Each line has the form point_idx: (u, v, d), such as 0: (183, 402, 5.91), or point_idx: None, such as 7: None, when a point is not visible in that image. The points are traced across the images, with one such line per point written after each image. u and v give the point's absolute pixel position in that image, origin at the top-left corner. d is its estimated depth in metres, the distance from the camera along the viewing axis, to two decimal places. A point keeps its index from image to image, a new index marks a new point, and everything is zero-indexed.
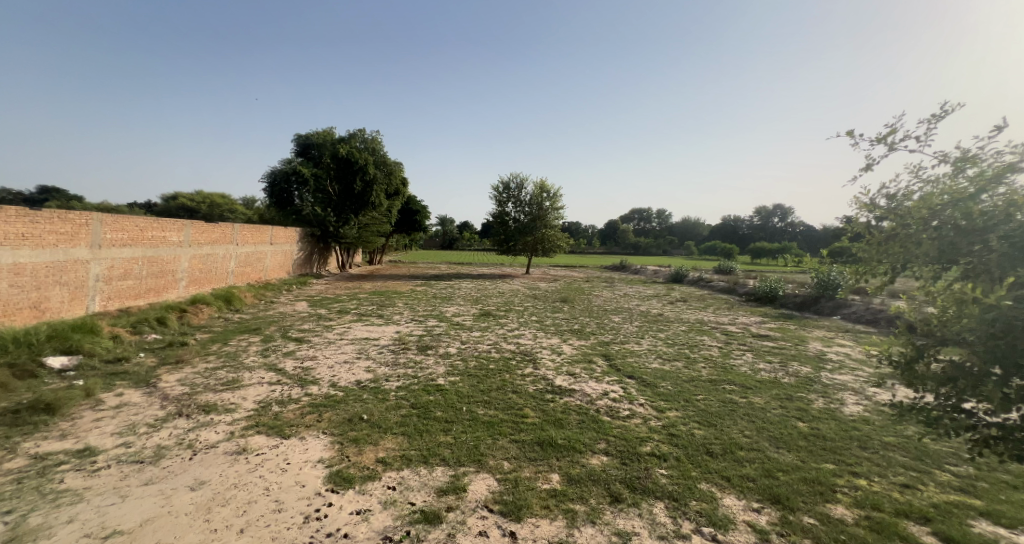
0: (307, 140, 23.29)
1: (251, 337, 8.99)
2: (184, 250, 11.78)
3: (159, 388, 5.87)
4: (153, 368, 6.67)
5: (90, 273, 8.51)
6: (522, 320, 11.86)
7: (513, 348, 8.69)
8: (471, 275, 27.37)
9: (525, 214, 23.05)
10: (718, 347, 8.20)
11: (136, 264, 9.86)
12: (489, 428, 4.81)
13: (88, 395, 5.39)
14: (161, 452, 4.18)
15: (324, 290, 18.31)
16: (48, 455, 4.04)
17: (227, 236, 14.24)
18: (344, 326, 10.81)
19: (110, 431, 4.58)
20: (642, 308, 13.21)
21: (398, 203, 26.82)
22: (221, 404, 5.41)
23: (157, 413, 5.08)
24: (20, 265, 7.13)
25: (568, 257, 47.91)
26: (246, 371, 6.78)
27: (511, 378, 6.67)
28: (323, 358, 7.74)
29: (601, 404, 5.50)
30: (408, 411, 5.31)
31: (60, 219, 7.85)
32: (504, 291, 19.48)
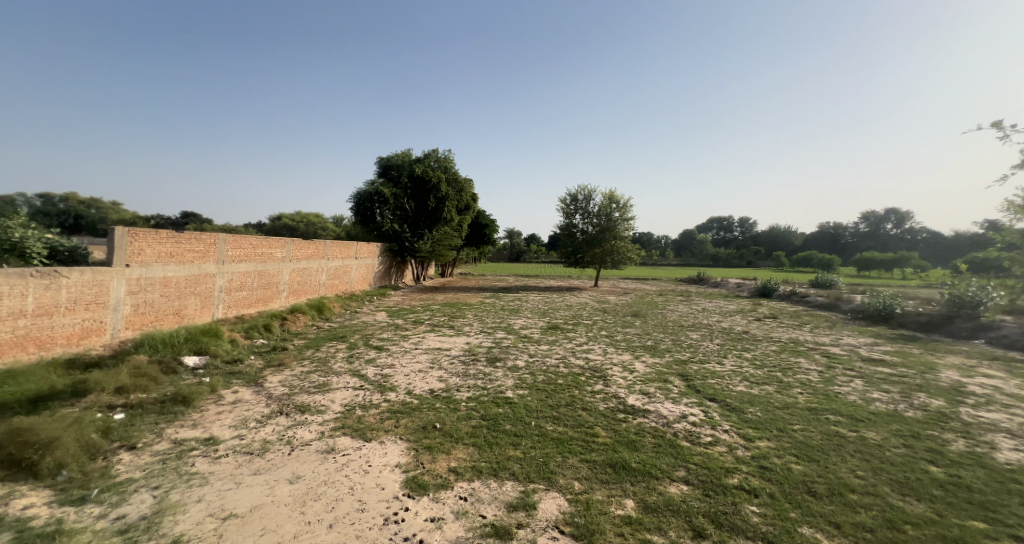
0: (388, 162, 25.24)
1: (339, 344, 9.80)
2: (287, 264, 13.25)
3: (265, 387, 6.61)
4: (261, 369, 7.53)
5: (216, 285, 9.91)
6: (591, 335, 11.61)
7: (582, 363, 8.51)
8: (540, 288, 27.41)
9: (593, 225, 22.71)
10: (819, 371, 7.31)
11: (250, 277, 11.29)
12: (558, 445, 4.72)
13: (212, 391, 6.23)
14: (267, 446, 4.67)
15: (402, 301, 19.44)
16: (184, 441, 4.71)
17: (320, 252, 15.76)
18: (419, 336, 11.37)
19: (228, 424, 5.23)
20: (724, 325, 12.22)
21: (469, 218, 27.90)
22: (314, 405, 5.93)
23: (263, 410, 5.71)
24: (168, 278, 8.51)
25: (640, 269, 46.09)
26: (334, 376, 7.38)
27: (580, 394, 6.51)
28: (400, 366, 8.19)
29: (680, 428, 5.15)
30: (478, 422, 5.41)
31: (197, 239, 9.26)
32: (573, 304, 19.22)
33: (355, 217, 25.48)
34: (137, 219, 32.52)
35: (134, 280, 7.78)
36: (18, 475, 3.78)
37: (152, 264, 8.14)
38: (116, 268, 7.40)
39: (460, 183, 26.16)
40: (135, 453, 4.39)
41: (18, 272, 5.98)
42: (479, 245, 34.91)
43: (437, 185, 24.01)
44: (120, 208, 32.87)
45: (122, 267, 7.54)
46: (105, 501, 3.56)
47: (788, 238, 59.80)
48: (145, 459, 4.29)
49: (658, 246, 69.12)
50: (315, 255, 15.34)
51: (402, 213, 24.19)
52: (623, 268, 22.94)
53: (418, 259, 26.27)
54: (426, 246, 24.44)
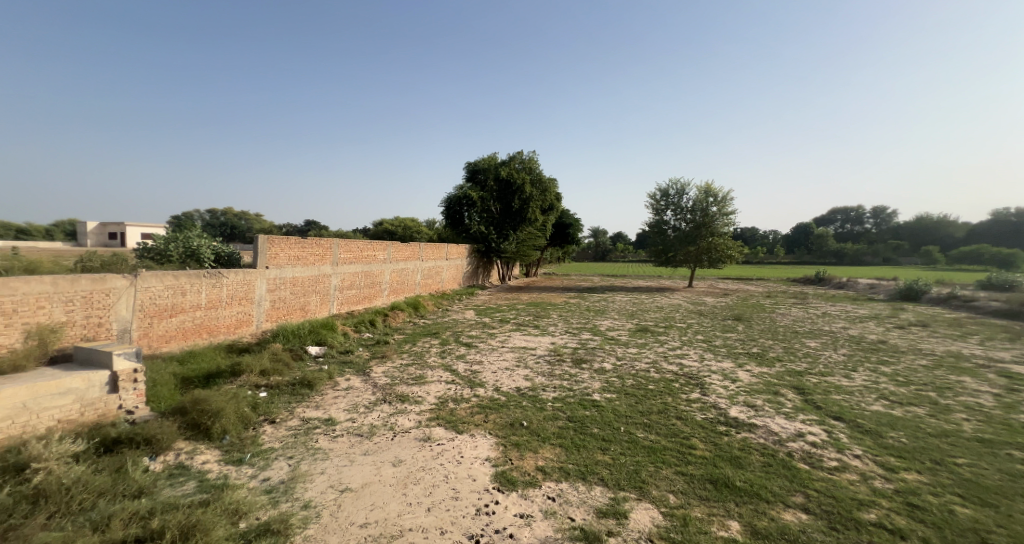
0: (475, 166, 26.28)
1: (433, 340, 10.44)
2: (388, 265, 14.47)
3: (370, 377, 7.27)
4: (368, 360, 8.33)
5: (331, 284, 11.18)
6: (684, 339, 10.85)
7: (675, 369, 7.98)
8: (630, 289, 26.33)
9: (687, 221, 21.19)
10: (989, 394, 5.95)
11: (358, 277, 12.54)
12: (650, 454, 4.48)
13: (329, 377, 7.03)
14: (374, 430, 5.14)
15: (489, 300, 20.06)
16: (309, 419, 5.39)
17: (416, 253, 16.93)
18: (505, 334, 11.63)
19: (342, 407, 5.86)
20: (850, 333, 10.55)
21: (552, 218, 27.89)
22: (412, 395, 6.38)
23: (370, 397, 6.30)
24: (296, 279, 9.81)
25: (742, 268, 41.89)
26: (429, 370, 7.86)
27: (674, 402, 6.10)
28: (487, 363, 8.47)
29: (795, 447, 4.58)
30: (565, 423, 5.35)
31: (317, 244, 10.54)
32: (664, 306, 18.15)
33: (446, 220, 26.94)
34: (270, 228, 37.96)
35: (271, 279, 9.10)
36: (196, 436, 4.66)
37: (284, 266, 9.45)
38: (259, 270, 8.74)
39: (545, 183, 26.23)
40: (274, 426, 5.13)
41: (193, 273, 7.35)
42: (563, 244, 34.64)
43: (522, 187, 24.36)
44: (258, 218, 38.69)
45: (263, 269, 8.88)
46: (254, 465, 4.23)
47: (941, 231, 49.71)
48: (282, 432, 4.99)
49: (765, 242, 62.16)
50: (411, 257, 16.53)
51: (488, 215, 25.01)
52: (722, 267, 21.08)
53: (503, 259, 26.95)
54: (511, 247, 24.96)
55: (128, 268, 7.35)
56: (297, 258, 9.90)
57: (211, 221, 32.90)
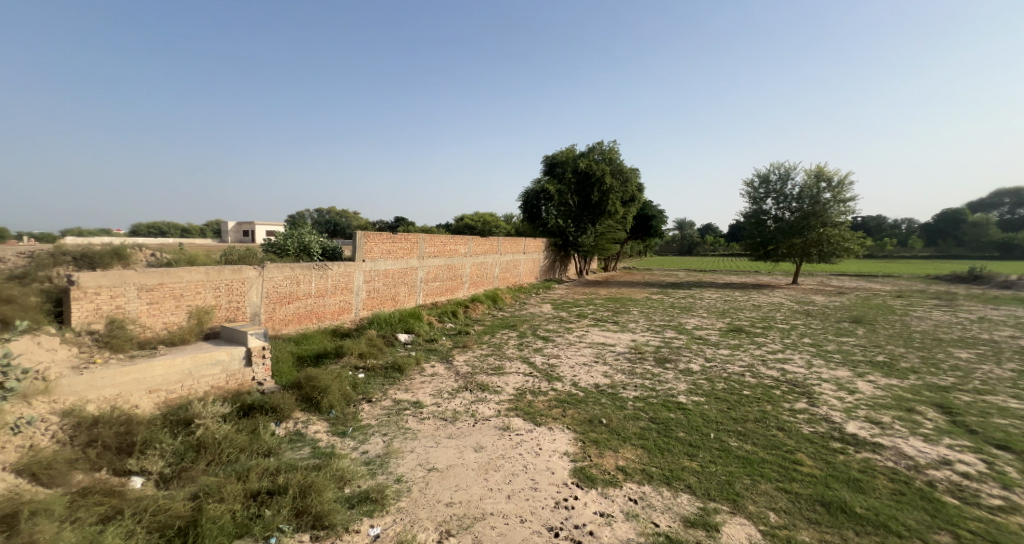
0: (553, 160, 26.08)
1: (511, 332, 10.57)
2: (468, 259, 14.95)
3: (453, 365, 7.57)
4: (450, 349, 8.68)
5: (418, 276, 11.84)
6: (787, 342, 9.71)
7: (775, 374, 7.17)
8: (723, 285, 24.31)
9: (791, 210, 18.92)
10: None
11: (442, 270, 13.13)
12: (746, 465, 4.04)
13: (416, 363, 7.45)
14: (457, 415, 5.32)
15: (566, 294, 19.85)
16: (399, 401, 5.74)
17: (494, 247, 17.30)
18: (583, 329, 11.39)
19: (429, 392, 6.16)
20: (1018, 344, 8.58)
21: (634, 210, 26.72)
22: (492, 385, 6.51)
23: (453, 384, 6.55)
24: (388, 271, 10.55)
25: (860, 263, 36.43)
26: (507, 361, 7.97)
27: (775, 411, 5.46)
28: (564, 357, 8.35)
29: (936, 476, 3.83)
30: (647, 425, 5.05)
31: (405, 238, 11.22)
32: (762, 304, 16.44)
33: (524, 214, 27.18)
34: (366, 224, 41.44)
35: (367, 271, 9.89)
36: (308, 408, 5.22)
37: (378, 259, 10.21)
38: (357, 263, 9.54)
39: (626, 173, 25.16)
40: (370, 405, 5.56)
41: (306, 265, 8.23)
42: (646, 237, 33.04)
43: (601, 178, 23.63)
44: (356, 215, 42.45)
45: (361, 261, 9.69)
46: (355, 438, 4.62)
47: None
48: (377, 411, 5.39)
49: (892, 233, 53.38)
50: (490, 251, 16.92)
51: (566, 208, 24.72)
52: (836, 262, 18.50)
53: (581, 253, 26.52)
54: (590, 240, 24.45)
55: (256, 261, 8.50)
56: (389, 252, 10.64)
57: (317, 219, 36.79)
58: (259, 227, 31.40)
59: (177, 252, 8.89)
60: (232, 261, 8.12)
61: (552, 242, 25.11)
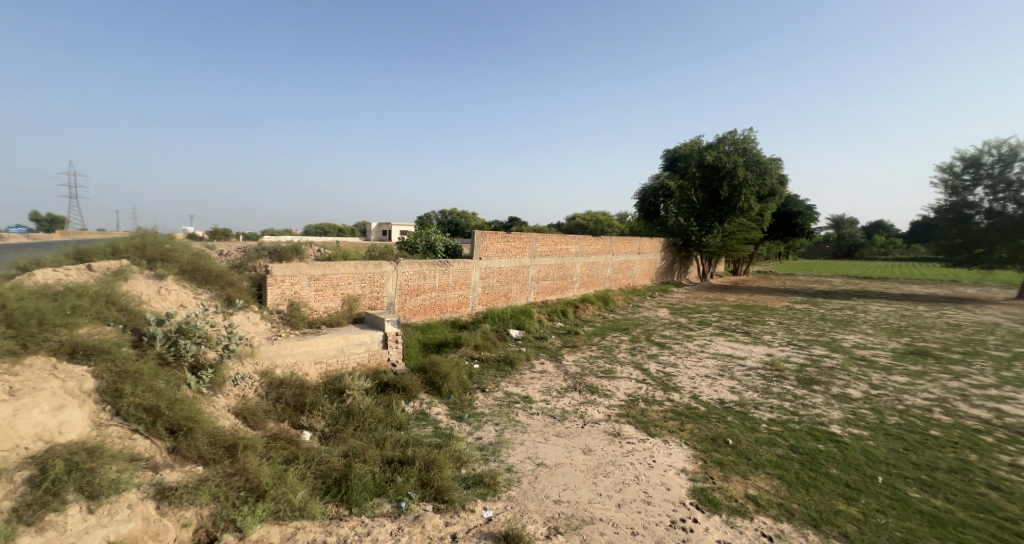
0: (674, 154, 24.62)
1: (622, 336, 10.24)
2: (580, 259, 14.59)
3: (563, 364, 7.77)
4: (560, 347, 8.87)
5: (529, 275, 11.92)
6: (992, 371, 7.62)
7: (985, 414, 5.54)
8: (897, 295, 19.92)
9: (1018, 201, 14.39)
10: None
11: (552, 269, 13.04)
12: (935, 524, 3.39)
13: (528, 359, 7.80)
14: (566, 415, 5.61)
15: (686, 299, 18.35)
16: (511, 394, 6.26)
17: (607, 247, 16.66)
18: (706, 337, 10.44)
19: (538, 388, 6.52)
20: None
21: (774, 206, 23.24)
22: (601, 388, 6.61)
23: (562, 383, 6.80)
24: (502, 269, 10.82)
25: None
26: (618, 365, 7.86)
27: (984, 463, 4.30)
28: (683, 368, 7.77)
29: None
30: (786, 454, 4.55)
31: (519, 237, 11.37)
32: (955, 321, 13.07)
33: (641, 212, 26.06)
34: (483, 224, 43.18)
35: (483, 269, 10.28)
36: (432, 392, 5.93)
37: (493, 257, 10.54)
38: (474, 260, 9.99)
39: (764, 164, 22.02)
40: (483, 395, 6.15)
41: (432, 261, 8.88)
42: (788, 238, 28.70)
43: (732, 170, 21.07)
44: (475, 216, 44.89)
45: (477, 259, 10.15)
46: (470, 425, 5.19)
47: None
48: (489, 401, 5.97)
49: None
50: (602, 251, 16.33)
51: (689, 205, 22.77)
52: None
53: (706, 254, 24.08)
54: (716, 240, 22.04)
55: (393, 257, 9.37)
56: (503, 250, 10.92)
57: (442, 219, 39.87)
58: (394, 227, 35.18)
59: (337, 248, 9.75)
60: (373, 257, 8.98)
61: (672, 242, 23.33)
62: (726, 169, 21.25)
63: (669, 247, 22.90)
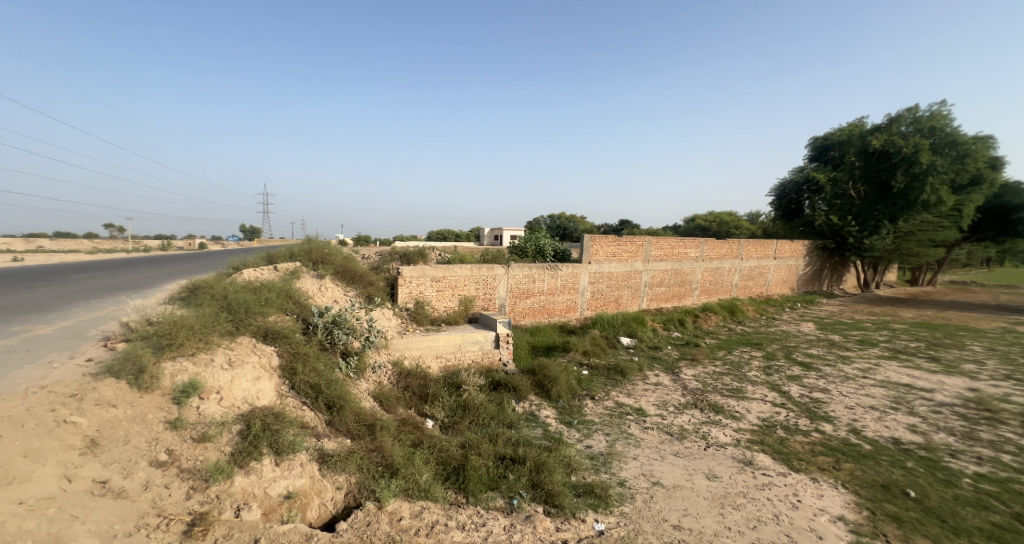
0: (823, 141, 19.66)
1: (755, 352, 11.39)
2: (701, 263, 15.32)
3: (681, 378, 9.36)
4: (677, 359, 10.68)
5: (641, 280, 13.55)
6: None
7: None
8: None
9: None
10: None
11: (668, 274, 14.29)
12: None
13: (641, 371, 9.65)
14: (685, 435, 6.59)
15: (840, 313, 16.26)
16: (621, 405, 7.86)
17: (735, 252, 16.39)
18: (871, 361, 10.43)
19: (654, 401, 8.06)
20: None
21: (982, 196, 16.85)
22: (728, 409, 7.61)
23: (682, 399, 8.12)
24: (611, 274, 12.70)
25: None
26: (748, 385, 8.97)
27: None
28: (835, 394, 8.30)
29: None
30: (1003, 523, 4.44)
31: (630, 242, 13.04)
32: None
33: (777, 211, 21.96)
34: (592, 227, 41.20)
35: (592, 273, 12.26)
36: (540, 394, 8.11)
37: (603, 262, 12.46)
38: (584, 265, 11.98)
39: (965, 143, 16.06)
40: (593, 402, 8.02)
41: (540, 266, 11.09)
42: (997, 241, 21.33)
43: (911, 155, 15.88)
44: (584, 219, 43.69)
45: (586, 263, 12.08)
46: (579, 430, 6.78)
47: None
48: (599, 410, 7.66)
49: None
50: (728, 255, 16.20)
51: (845, 201, 18.04)
52: None
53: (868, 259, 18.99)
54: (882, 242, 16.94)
55: (503, 262, 10.93)
56: (613, 254, 12.73)
57: (551, 223, 39.40)
58: (507, 231, 35.97)
59: (454, 251, 10.89)
60: (487, 262, 10.64)
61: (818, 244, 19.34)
62: (900, 154, 16.07)
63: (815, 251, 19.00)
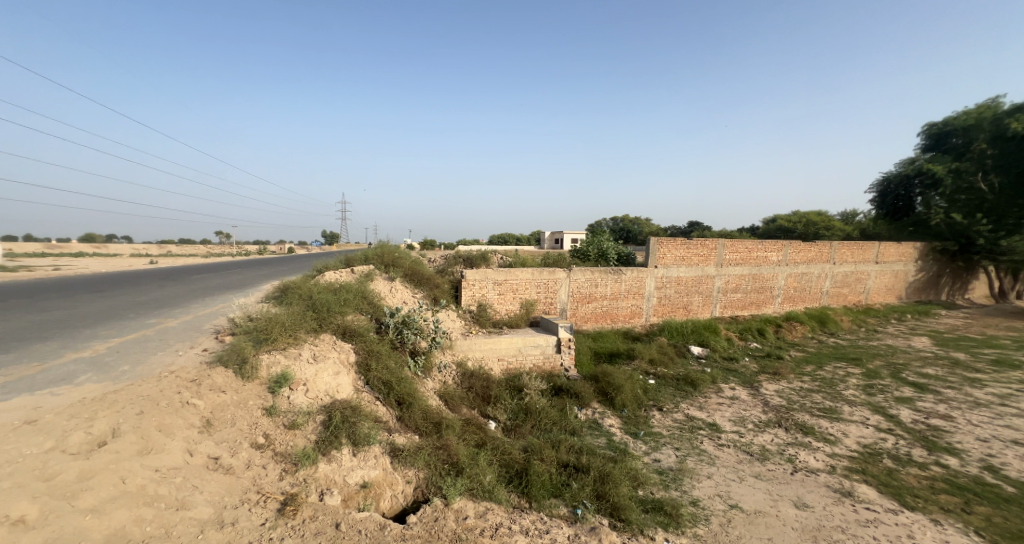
0: (941, 128, 15.76)
1: (850, 368, 9.00)
2: (783, 267, 12.48)
3: (761, 393, 7.73)
4: (757, 373, 8.77)
5: (713, 286, 11.28)
6: None
7: None
8: None
9: None
10: None
11: (744, 279, 11.77)
12: None
13: (714, 383, 8.15)
14: (767, 455, 5.59)
15: (966, 327, 12.80)
16: (693, 418, 6.69)
17: (826, 256, 13.30)
18: (1012, 385, 7.90)
19: (729, 417, 6.77)
20: None
21: None
22: (820, 430, 6.24)
23: (761, 416, 6.78)
24: (680, 278, 10.69)
25: None
26: (844, 404, 7.20)
27: None
28: (960, 422, 6.43)
29: None
30: None
31: (699, 244, 10.90)
32: None
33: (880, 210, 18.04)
34: (658, 230, 37.43)
35: (660, 277, 10.39)
36: (603, 401, 7.12)
37: (671, 265, 10.52)
38: (649, 268, 10.19)
39: None
40: (660, 414, 6.86)
41: (603, 269, 9.59)
42: None
43: None
44: (650, 222, 40.12)
45: (653, 267, 10.27)
46: (647, 444, 5.89)
47: None
48: (668, 422, 6.58)
49: None
50: (817, 258, 13.12)
51: (972, 197, 14.06)
52: None
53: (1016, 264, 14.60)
54: None
55: (565, 264, 9.71)
56: (681, 257, 10.69)
57: (614, 226, 36.75)
58: (567, 235, 34.28)
59: (516, 254, 10.05)
60: (548, 265, 9.49)
61: (935, 245, 15.40)
62: None
63: (928, 255, 15.43)
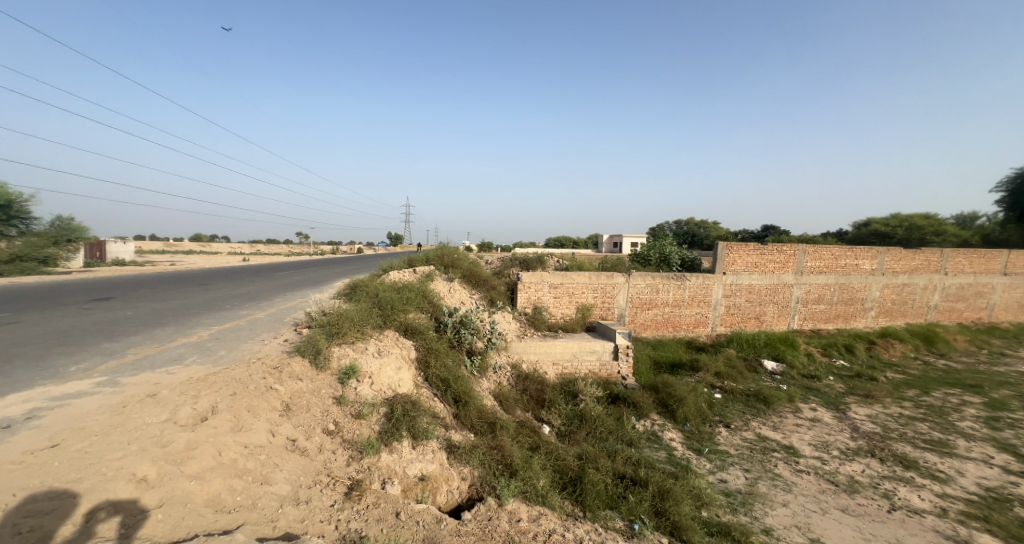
0: None
1: (968, 396, 5.41)
2: (882, 277, 7.87)
3: (850, 416, 4.67)
4: (842, 394, 5.39)
5: (791, 297, 7.18)
6: None
7: None
8: None
9: None
10: None
11: (830, 290, 7.47)
12: None
13: (791, 401, 5.05)
14: (857, 486, 3.31)
15: None
16: (766, 438, 4.11)
17: (936, 263, 8.42)
18: None
19: (807, 439, 4.09)
20: None
21: None
22: (928, 465, 3.63)
23: (847, 441, 4.05)
24: (752, 287, 6.86)
25: None
26: (960, 438, 4.21)
27: None
28: None
29: None
30: None
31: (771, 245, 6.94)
32: None
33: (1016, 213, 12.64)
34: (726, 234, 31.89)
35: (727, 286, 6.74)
36: (663, 413, 4.55)
37: (740, 272, 6.79)
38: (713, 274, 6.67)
39: None
40: (728, 431, 4.26)
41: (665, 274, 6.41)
42: None
43: None
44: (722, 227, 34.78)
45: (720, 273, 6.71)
46: (711, 461, 3.69)
47: None
48: (735, 439, 4.10)
49: None
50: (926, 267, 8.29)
51: None
52: None
53: None
54: None
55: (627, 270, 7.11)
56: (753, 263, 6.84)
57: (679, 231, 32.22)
58: (629, 239, 30.89)
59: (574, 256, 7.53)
60: (605, 270, 6.86)
61: None
62: None
63: None
